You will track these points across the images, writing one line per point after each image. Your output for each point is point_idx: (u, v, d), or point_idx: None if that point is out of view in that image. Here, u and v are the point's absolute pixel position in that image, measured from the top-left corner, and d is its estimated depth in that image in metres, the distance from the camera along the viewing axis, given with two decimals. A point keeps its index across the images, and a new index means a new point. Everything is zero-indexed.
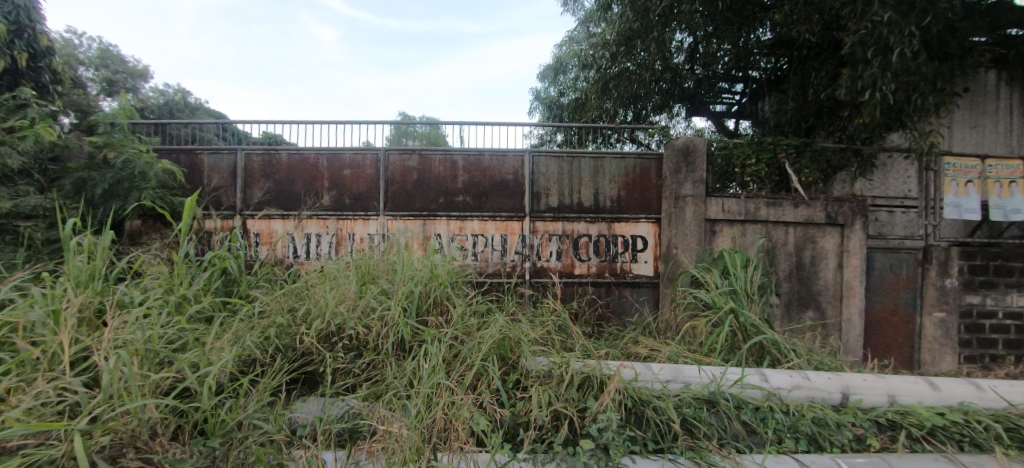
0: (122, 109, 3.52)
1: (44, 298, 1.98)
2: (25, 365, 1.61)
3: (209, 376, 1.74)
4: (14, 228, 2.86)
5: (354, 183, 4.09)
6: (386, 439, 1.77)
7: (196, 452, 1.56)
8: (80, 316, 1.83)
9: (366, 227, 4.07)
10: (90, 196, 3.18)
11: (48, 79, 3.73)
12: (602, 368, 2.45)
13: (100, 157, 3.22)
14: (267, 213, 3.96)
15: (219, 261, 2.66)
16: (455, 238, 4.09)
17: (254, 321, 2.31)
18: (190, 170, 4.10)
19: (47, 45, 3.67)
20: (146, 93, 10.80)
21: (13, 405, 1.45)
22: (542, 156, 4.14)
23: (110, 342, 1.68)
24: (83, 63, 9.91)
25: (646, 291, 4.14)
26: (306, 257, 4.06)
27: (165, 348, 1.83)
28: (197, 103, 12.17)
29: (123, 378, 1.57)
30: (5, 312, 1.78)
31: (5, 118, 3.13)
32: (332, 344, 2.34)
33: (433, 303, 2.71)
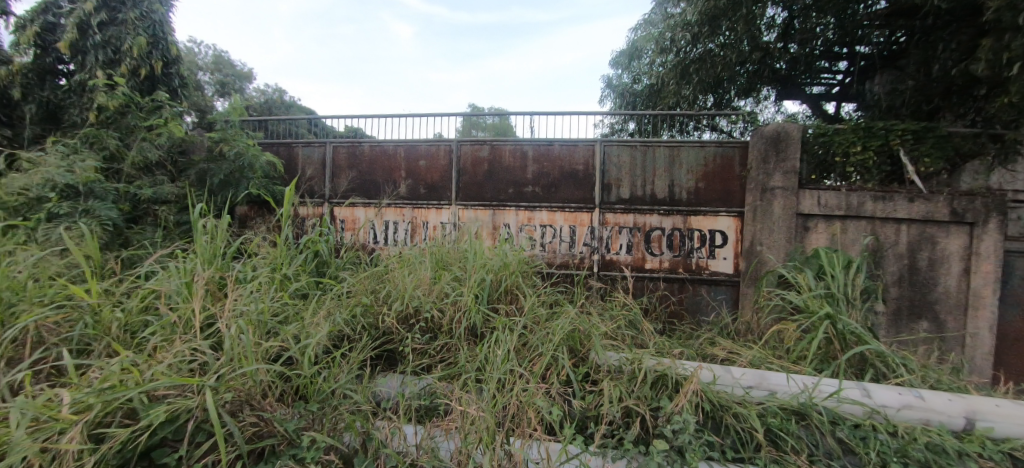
0: (234, 108, 3.96)
1: (178, 271, 2.30)
2: (168, 327, 1.89)
3: (309, 347, 1.92)
4: (153, 212, 3.32)
5: (428, 173, 4.26)
6: (462, 419, 1.82)
7: (299, 414, 1.74)
8: (207, 288, 2.10)
9: (439, 216, 4.23)
10: (209, 184, 3.63)
11: (177, 83, 4.28)
12: (678, 368, 2.33)
13: (218, 151, 3.66)
14: (352, 201, 4.27)
15: (313, 244, 2.91)
16: (524, 228, 4.11)
17: (343, 300, 2.50)
18: (288, 162, 4.54)
19: (176, 54, 4.19)
20: (251, 93, 12.13)
21: (159, 360, 1.70)
22: (614, 145, 4.00)
23: (230, 312, 1.92)
24: (201, 68, 11.27)
25: (725, 289, 3.86)
26: (384, 243, 4.32)
27: (272, 320, 2.05)
28: (291, 100, 13.37)
29: (241, 344, 1.79)
30: (151, 281, 2.09)
31: (145, 118, 3.64)
32: (410, 326, 2.48)
33: (504, 291, 2.76)
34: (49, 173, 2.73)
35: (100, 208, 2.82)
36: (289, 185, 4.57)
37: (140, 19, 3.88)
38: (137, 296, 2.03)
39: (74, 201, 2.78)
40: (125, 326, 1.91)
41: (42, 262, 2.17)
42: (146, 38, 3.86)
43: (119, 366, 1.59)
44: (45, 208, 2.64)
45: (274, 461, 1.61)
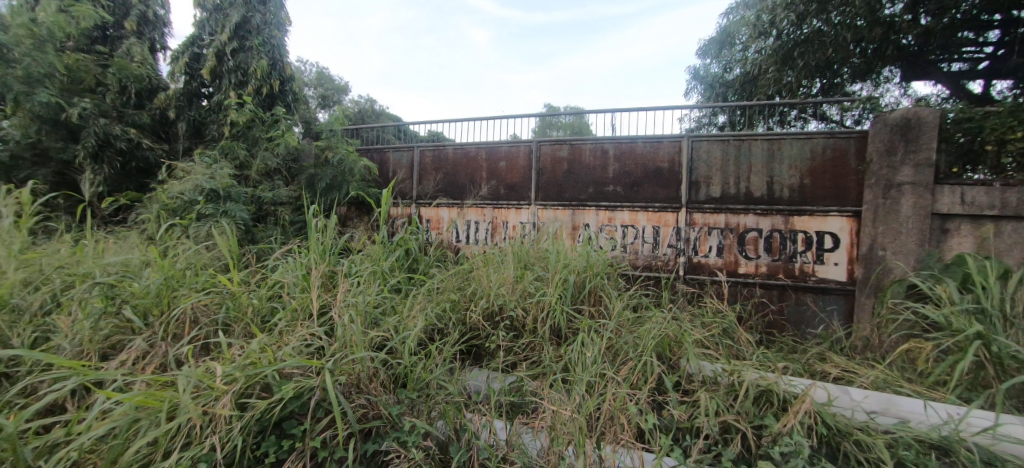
0: (336, 118, 4.38)
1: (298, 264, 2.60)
2: (292, 313, 2.15)
3: (408, 339, 2.06)
4: (273, 212, 3.78)
5: (508, 174, 4.35)
6: (552, 418, 1.83)
7: (400, 400, 1.88)
8: (322, 280, 2.35)
9: (518, 216, 4.29)
10: (317, 188, 4.06)
11: (291, 98, 4.84)
12: (785, 384, 2.10)
13: (324, 157, 4.08)
14: (437, 202, 4.51)
15: (406, 243, 3.12)
16: (604, 229, 4.01)
17: (434, 295, 2.64)
18: (381, 166, 4.92)
19: (290, 73, 4.73)
20: (347, 104, 13.32)
21: (286, 342, 1.93)
22: (703, 140, 3.75)
23: (342, 303, 2.13)
24: (307, 84, 12.65)
25: (836, 299, 3.41)
26: (466, 242, 4.48)
27: (375, 312, 2.23)
28: (380, 109, 14.47)
29: (351, 333, 1.97)
30: (277, 273, 2.38)
31: (267, 130, 4.16)
32: (495, 323, 2.56)
33: (588, 293, 2.73)
34: (198, 180, 3.23)
35: (235, 209, 3.28)
36: (381, 187, 4.95)
37: (262, 44, 4.44)
38: (266, 286, 2.32)
39: (216, 203, 3.27)
40: (258, 311, 2.20)
41: (195, 255, 2.57)
42: (267, 61, 4.41)
43: (257, 346, 1.83)
44: (195, 209, 3.14)
45: (380, 442, 1.75)
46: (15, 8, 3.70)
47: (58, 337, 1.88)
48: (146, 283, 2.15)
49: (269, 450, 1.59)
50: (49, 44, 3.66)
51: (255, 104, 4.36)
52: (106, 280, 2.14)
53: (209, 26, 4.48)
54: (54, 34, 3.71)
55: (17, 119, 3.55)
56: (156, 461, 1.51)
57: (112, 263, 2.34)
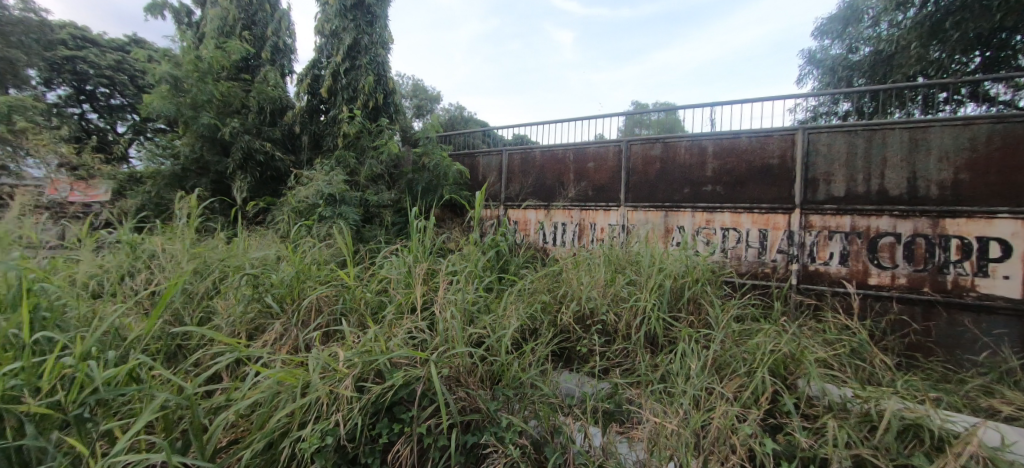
0: (432, 125, 4.68)
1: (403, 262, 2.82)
2: (400, 307, 2.33)
3: (504, 338, 2.12)
4: (378, 213, 4.11)
5: (596, 174, 4.31)
6: (652, 430, 1.75)
7: (497, 396, 1.95)
8: (424, 277, 2.52)
9: (607, 218, 4.20)
10: (415, 191, 4.37)
11: (392, 109, 5.28)
12: (941, 420, 1.76)
13: (421, 163, 4.40)
14: (526, 204, 4.62)
15: (498, 243, 3.22)
16: (701, 232, 3.75)
17: (526, 294, 2.70)
18: (472, 169, 5.22)
19: (392, 86, 5.17)
20: (438, 112, 14.17)
21: (395, 333, 2.10)
22: (823, 132, 3.32)
23: (444, 299, 2.25)
24: (404, 95, 13.70)
25: (1007, 321, 2.78)
26: (553, 244, 4.49)
27: (474, 309, 2.34)
28: (468, 115, 15.16)
29: (452, 329, 2.09)
30: (387, 269, 2.61)
31: (372, 139, 4.58)
32: (586, 326, 2.58)
33: (687, 301, 2.61)
34: (319, 186, 3.67)
35: (347, 211, 3.66)
36: (472, 190, 5.25)
37: (369, 62, 4.91)
38: (376, 281, 2.56)
39: (333, 206, 3.69)
40: (371, 303, 2.42)
41: (319, 251, 2.93)
42: (373, 76, 4.87)
43: (372, 336, 2.02)
44: (317, 212, 3.57)
45: (479, 435, 1.83)
46: (187, 48, 4.55)
47: (218, 317, 2.24)
48: (282, 275, 2.48)
49: (383, 431, 1.75)
50: (209, 76, 4.44)
51: (363, 117, 4.84)
52: (252, 271, 2.52)
53: (327, 50, 5.07)
54: (213, 66, 4.48)
55: (187, 138, 4.35)
56: (293, 430, 1.74)
57: (256, 257, 2.75)
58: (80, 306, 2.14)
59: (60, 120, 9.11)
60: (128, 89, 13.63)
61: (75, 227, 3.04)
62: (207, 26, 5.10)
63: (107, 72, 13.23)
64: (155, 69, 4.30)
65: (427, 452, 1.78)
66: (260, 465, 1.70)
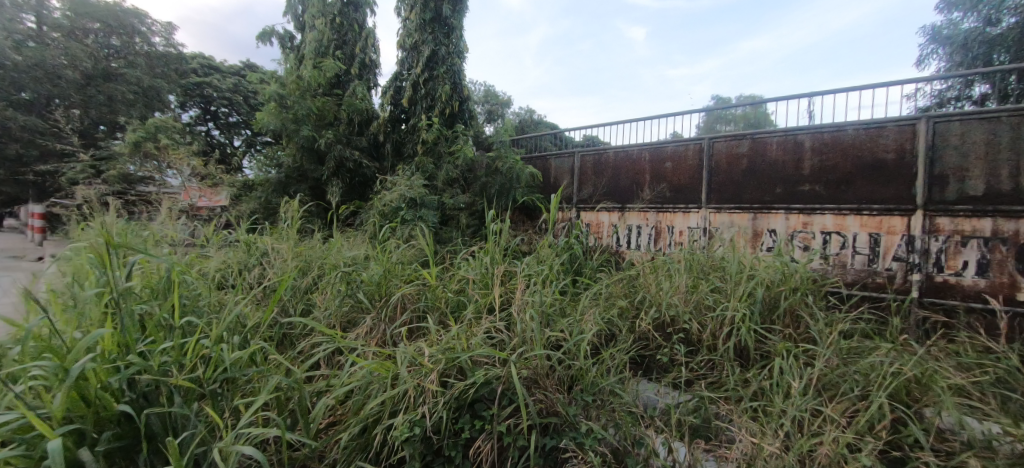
0: (506, 129, 4.77)
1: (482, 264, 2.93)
2: (480, 308, 2.42)
3: (583, 342, 2.11)
4: (455, 216, 4.29)
5: (675, 174, 4.20)
6: (747, 450, 1.61)
7: (577, 401, 1.93)
8: (502, 279, 2.59)
9: (687, 221, 4.07)
10: (489, 194, 4.50)
11: (467, 116, 5.49)
12: None
13: (495, 167, 4.52)
14: (600, 207, 4.67)
15: (572, 246, 3.20)
16: (796, 236, 3.44)
17: (602, 299, 2.67)
18: (544, 172, 5.44)
19: (466, 93, 5.39)
20: (509, 117, 14.43)
21: (475, 332, 2.16)
22: (955, 119, 2.83)
23: (522, 300, 2.29)
24: (477, 102, 14.14)
25: None
26: (627, 247, 4.47)
27: (552, 312, 2.35)
28: (537, 118, 15.24)
29: (530, 330, 2.11)
30: (467, 270, 2.72)
31: (448, 145, 4.80)
32: (667, 335, 2.50)
33: (783, 312, 2.41)
34: (402, 190, 3.93)
35: (427, 214, 3.87)
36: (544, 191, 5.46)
37: (446, 71, 5.16)
38: (456, 281, 2.67)
39: (415, 209, 3.92)
40: (451, 302, 2.53)
41: (404, 252, 3.13)
42: (450, 85, 5.10)
43: (454, 334, 2.11)
44: (401, 215, 3.82)
45: (558, 438, 1.82)
46: (291, 69, 5.12)
47: (319, 310, 2.48)
48: (372, 273, 2.68)
49: (465, 427, 1.81)
50: (308, 93, 4.95)
51: (440, 124, 5.09)
52: (347, 269, 2.75)
53: (408, 63, 5.42)
54: (312, 84, 5.00)
55: (290, 149, 4.88)
56: (384, 418, 1.86)
57: (349, 256, 3.00)
58: (212, 295, 2.48)
59: (194, 137, 10.73)
60: (242, 109, 15.67)
61: (205, 227, 3.55)
62: (307, 49, 5.70)
63: (228, 94, 15.37)
64: (265, 88, 4.88)
65: (507, 451, 1.81)
66: (356, 448, 1.85)
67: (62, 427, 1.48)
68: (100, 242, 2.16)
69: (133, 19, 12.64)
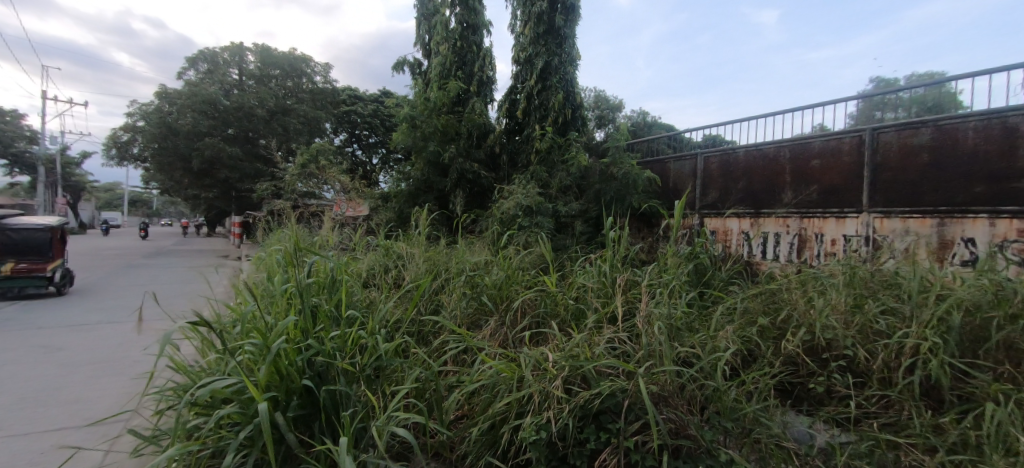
0: (621, 134, 4.61)
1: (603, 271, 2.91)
2: (603, 317, 2.38)
3: (719, 361, 1.93)
4: (570, 224, 4.32)
5: (825, 174, 3.77)
6: None
7: (712, 425, 1.76)
8: (624, 287, 2.52)
9: (841, 228, 3.56)
10: (603, 201, 4.42)
11: (579, 123, 5.52)
12: None
13: (610, 173, 4.43)
14: (729, 212, 4.50)
15: (699, 255, 2.98)
16: (1008, 247, 2.67)
17: (737, 314, 2.44)
18: (662, 175, 5.56)
19: (578, 100, 5.43)
20: (621, 120, 14.01)
21: (598, 342, 2.13)
22: None
23: (648, 311, 2.19)
24: (588, 107, 14.02)
25: None
26: (764, 257, 4.18)
27: (682, 325, 2.21)
28: (652, 118, 14.45)
29: (657, 343, 2.00)
30: (586, 278, 2.71)
31: (562, 153, 4.89)
32: (821, 360, 2.18)
33: (996, 345, 1.89)
34: (520, 198, 4.10)
35: (543, 221, 3.97)
36: (664, 194, 5.53)
37: (559, 81, 5.29)
38: (574, 288, 2.67)
39: (531, 217, 4.06)
40: (571, 311, 2.53)
41: (524, 258, 3.25)
42: (562, 94, 5.20)
43: (577, 341, 2.10)
44: (518, 222, 3.98)
45: (692, 464, 1.68)
46: (421, 92, 5.74)
47: (447, 310, 2.67)
48: (494, 278, 2.83)
49: (591, 437, 1.77)
50: (434, 112, 5.47)
51: (553, 133, 5.20)
52: (471, 274, 2.95)
53: (522, 76, 5.68)
54: (438, 104, 5.52)
55: (419, 164, 5.46)
56: (511, 418, 1.92)
57: (473, 261, 3.22)
58: (364, 293, 2.88)
59: (343, 157, 12.65)
60: (379, 130, 18.01)
61: (356, 233, 4.15)
62: (433, 72, 6.33)
63: (368, 119, 17.81)
64: (400, 112, 5.55)
65: None
66: (486, 444, 1.93)
67: (267, 393, 1.83)
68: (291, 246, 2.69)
69: (301, 64, 15.55)
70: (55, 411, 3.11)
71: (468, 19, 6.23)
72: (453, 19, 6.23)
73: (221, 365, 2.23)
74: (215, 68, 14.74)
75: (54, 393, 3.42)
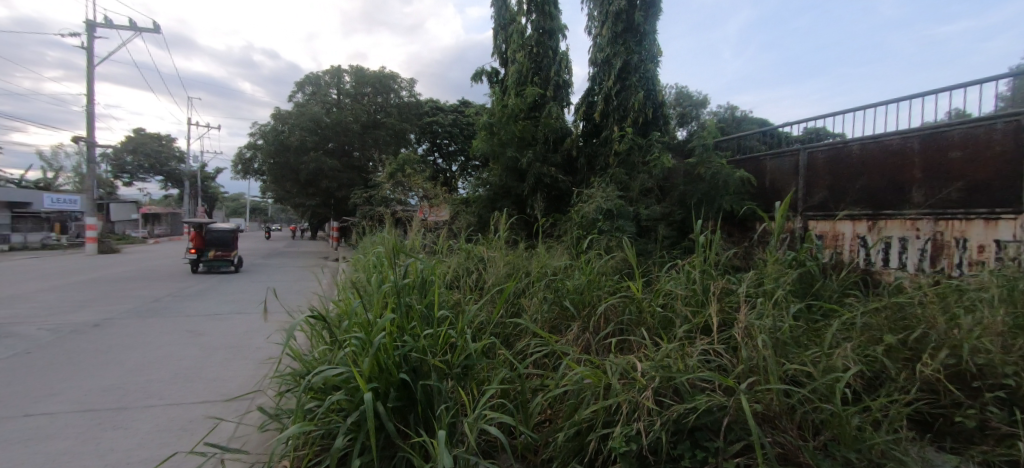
0: (710, 132, 4.34)
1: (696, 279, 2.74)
2: (694, 328, 2.24)
3: (837, 382, 1.71)
4: (653, 228, 4.16)
5: (969, 168, 3.20)
6: None
7: (829, 454, 1.56)
8: (718, 296, 2.36)
9: (992, 232, 2.98)
10: (691, 203, 4.16)
11: (661, 122, 5.31)
12: None
13: (696, 173, 4.18)
14: (841, 214, 4.02)
15: (805, 263, 2.70)
16: None
17: (855, 331, 2.16)
18: (757, 174, 5.18)
19: (660, 99, 5.24)
20: (705, 117, 13.13)
21: (690, 354, 2.01)
22: None
23: (748, 323, 2.02)
24: (669, 105, 13.36)
25: None
26: (887, 266, 3.65)
27: (789, 339, 2.00)
28: (741, 113, 13.35)
29: (760, 358, 1.83)
30: (675, 284, 2.58)
31: (644, 153, 4.81)
32: (971, 390, 1.84)
33: None
34: (600, 202, 4.07)
35: (625, 225, 3.91)
36: (759, 194, 5.14)
37: (639, 79, 5.16)
38: (660, 295, 2.56)
39: (612, 220, 3.99)
40: (657, 319, 2.42)
41: (606, 263, 3.19)
42: (643, 94, 5.08)
43: (668, 351, 2.00)
44: (599, 226, 3.94)
45: None
46: (499, 100, 5.94)
47: (530, 313, 2.71)
48: (576, 283, 2.82)
49: (686, 454, 1.66)
50: (512, 118, 5.62)
51: (633, 134, 5.08)
52: (553, 278, 2.97)
53: (601, 77, 5.62)
54: (516, 110, 5.67)
55: (498, 169, 5.63)
56: (597, 426, 1.87)
57: (554, 265, 3.25)
58: (452, 294, 3.04)
59: (425, 165, 13.46)
60: (457, 138, 18.90)
61: (442, 236, 4.40)
62: (510, 80, 6.51)
63: (447, 128, 18.80)
64: (480, 120, 5.78)
65: None
66: (572, 450, 1.89)
67: (370, 383, 1.99)
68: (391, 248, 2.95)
69: (389, 80, 16.94)
70: (199, 387, 3.70)
71: (544, 25, 6.32)
72: (530, 26, 6.37)
73: (330, 355, 2.48)
74: (318, 90, 16.64)
75: (198, 371, 4.07)
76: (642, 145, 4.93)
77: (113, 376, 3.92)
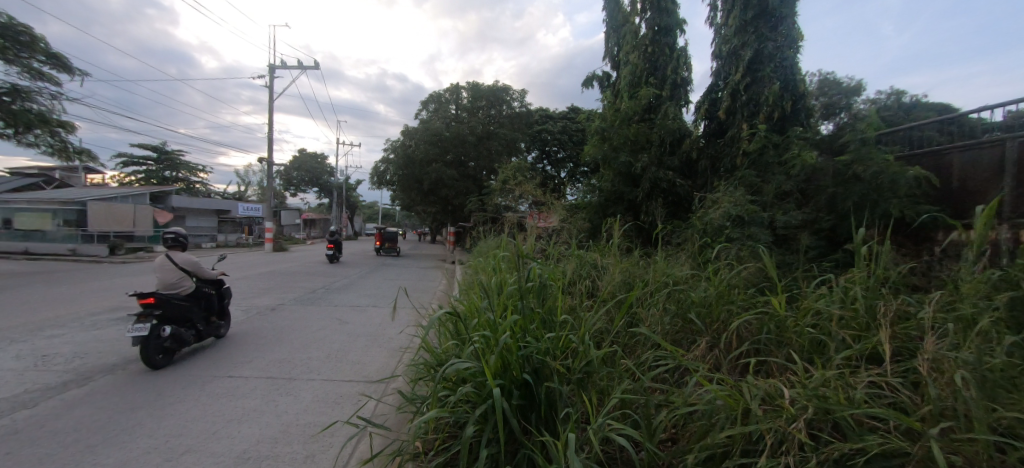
0: (868, 123, 3.71)
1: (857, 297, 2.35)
2: (858, 356, 1.91)
3: None
4: (793, 236, 3.69)
5: None
6: None
7: None
8: (890, 321, 1.99)
9: None
10: (843, 208, 3.56)
11: (803, 116, 4.71)
12: None
13: (850, 173, 3.57)
14: None
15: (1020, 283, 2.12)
16: None
17: None
18: (938, 172, 4.27)
19: (801, 89, 4.66)
20: (862, 104, 11.11)
21: (856, 385, 1.72)
22: None
23: (939, 355, 1.65)
24: (812, 94, 11.60)
25: None
26: None
27: (1005, 379, 1.57)
28: (913, 97, 10.97)
29: (960, 400, 1.47)
30: (829, 303, 2.25)
31: (781, 153, 4.32)
32: None
33: None
34: (727, 207, 3.79)
35: (757, 233, 3.55)
36: (942, 196, 4.20)
37: (773, 71, 4.68)
38: (809, 315, 2.26)
39: (742, 228, 3.66)
40: (806, 342, 2.13)
41: (737, 275, 2.93)
42: (778, 86, 4.59)
43: (824, 379, 1.74)
44: (726, 234, 3.65)
45: None
46: (612, 104, 5.87)
47: (651, 325, 2.61)
48: (703, 294, 2.65)
49: None
50: (625, 121, 5.51)
51: (766, 131, 4.61)
52: (676, 289, 2.83)
53: (727, 72, 5.25)
54: (629, 114, 5.56)
55: (609, 175, 5.59)
56: (734, 454, 1.70)
57: (676, 275, 3.10)
58: (571, 300, 3.11)
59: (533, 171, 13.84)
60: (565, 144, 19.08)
61: (555, 242, 4.52)
62: (623, 82, 6.41)
63: (557, 136, 19.15)
64: (592, 126, 5.81)
65: None
66: None
67: (495, 379, 2.11)
68: (514, 253, 3.15)
69: (500, 92, 17.93)
70: (348, 368, 4.35)
71: (659, 22, 6.08)
72: (644, 25, 6.19)
73: (458, 350, 2.71)
74: (439, 106, 18.30)
75: (347, 354, 4.79)
76: (779, 144, 4.45)
77: (286, 352, 4.82)
